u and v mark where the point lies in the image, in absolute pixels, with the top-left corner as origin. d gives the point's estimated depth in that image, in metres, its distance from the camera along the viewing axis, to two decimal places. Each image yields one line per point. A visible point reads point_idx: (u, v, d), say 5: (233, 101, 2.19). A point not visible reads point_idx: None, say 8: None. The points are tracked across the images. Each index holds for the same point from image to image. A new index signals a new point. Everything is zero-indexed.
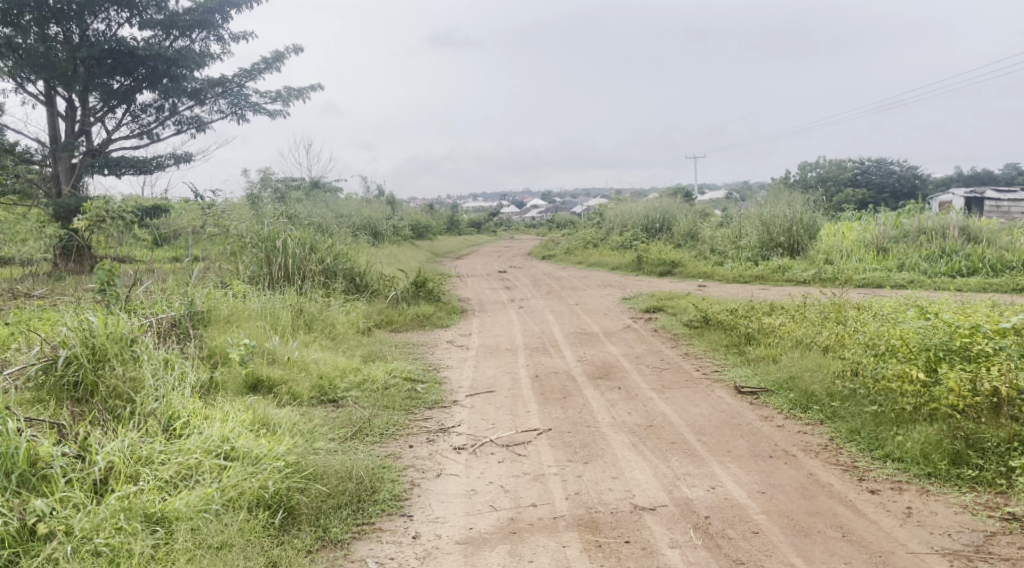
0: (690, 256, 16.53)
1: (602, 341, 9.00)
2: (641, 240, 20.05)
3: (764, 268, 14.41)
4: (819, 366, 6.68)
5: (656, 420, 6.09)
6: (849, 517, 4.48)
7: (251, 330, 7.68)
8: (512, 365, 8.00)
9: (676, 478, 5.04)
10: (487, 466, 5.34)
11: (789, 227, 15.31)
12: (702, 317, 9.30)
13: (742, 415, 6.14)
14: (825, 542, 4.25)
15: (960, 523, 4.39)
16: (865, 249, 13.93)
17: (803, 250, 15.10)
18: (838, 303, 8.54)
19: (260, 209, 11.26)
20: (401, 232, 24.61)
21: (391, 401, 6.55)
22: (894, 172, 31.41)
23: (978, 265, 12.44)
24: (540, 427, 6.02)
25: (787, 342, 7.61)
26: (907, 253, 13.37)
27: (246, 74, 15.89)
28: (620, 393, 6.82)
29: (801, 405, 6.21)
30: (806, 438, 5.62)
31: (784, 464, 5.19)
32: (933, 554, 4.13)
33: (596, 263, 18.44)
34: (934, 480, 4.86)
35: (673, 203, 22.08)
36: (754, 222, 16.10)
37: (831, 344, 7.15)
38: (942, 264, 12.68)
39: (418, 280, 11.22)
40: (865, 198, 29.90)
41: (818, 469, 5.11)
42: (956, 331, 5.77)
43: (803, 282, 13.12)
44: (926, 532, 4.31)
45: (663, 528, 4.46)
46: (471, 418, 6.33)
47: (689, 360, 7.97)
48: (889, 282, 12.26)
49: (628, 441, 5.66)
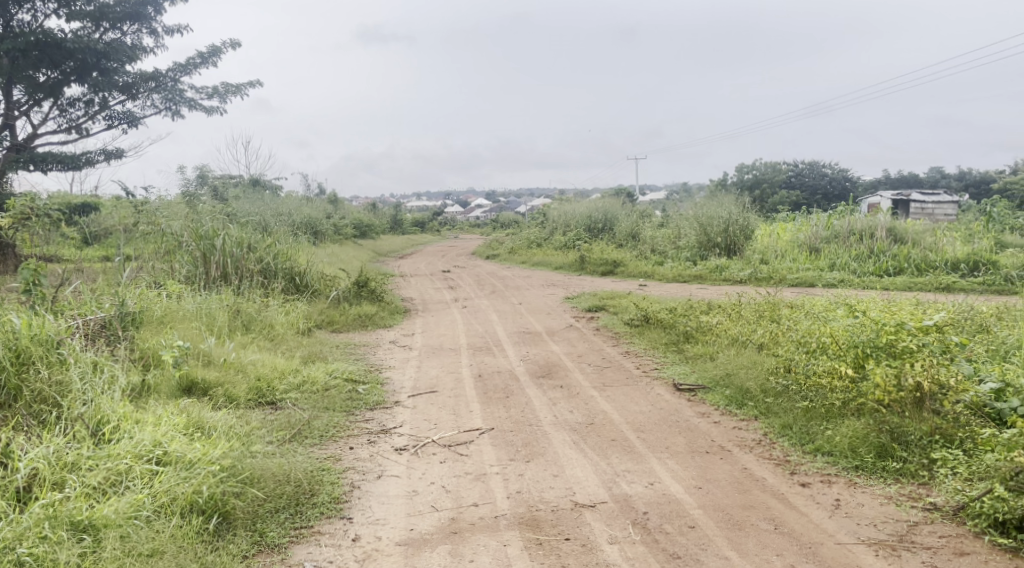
0: (631, 256, 16.78)
1: (545, 340, 9.07)
2: (584, 240, 20.25)
3: (702, 267, 14.72)
4: (754, 363, 6.83)
5: (597, 418, 6.17)
6: (780, 510, 4.60)
7: (186, 331, 7.48)
8: (455, 365, 7.99)
9: (616, 475, 5.11)
10: (429, 467, 5.33)
11: (725, 228, 15.68)
12: (643, 316, 9.45)
13: (680, 412, 6.26)
14: (758, 534, 4.35)
15: (886, 513, 4.49)
16: (798, 250, 14.38)
17: (739, 250, 15.48)
18: (772, 302, 8.77)
19: (197, 206, 10.99)
20: (343, 231, 24.36)
21: (331, 403, 6.47)
22: (825, 174, 32.48)
23: (905, 264, 12.92)
24: (482, 427, 6.03)
25: (724, 341, 7.80)
26: (838, 252, 13.82)
27: (180, 68, 15.47)
28: (562, 392, 6.88)
29: (737, 401, 6.37)
30: (742, 434, 5.77)
31: (720, 459, 5.32)
32: (859, 544, 4.23)
33: (540, 263, 18.55)
34: (861, 473, 5.03)
35: (614, 203, 22.32)
36: (693, 222, 16.44)
37: (766, 342, 7.33)
38: (871, 264, 13.14)
39: (360, 280, 11.09)
40: (799, 200, 30.83)
41: (752, 463, 5.25)
42: (883, 328, 5.99)
43: (740, 281, 13.45)
44: (854, 523, 4.42)
45: (603, 525, 4.52)
46: (413, 418, 6.31)
47: (630, 358, 8.10)
48: (820, 281, 12.65)
49: (570, 439, 5.72)
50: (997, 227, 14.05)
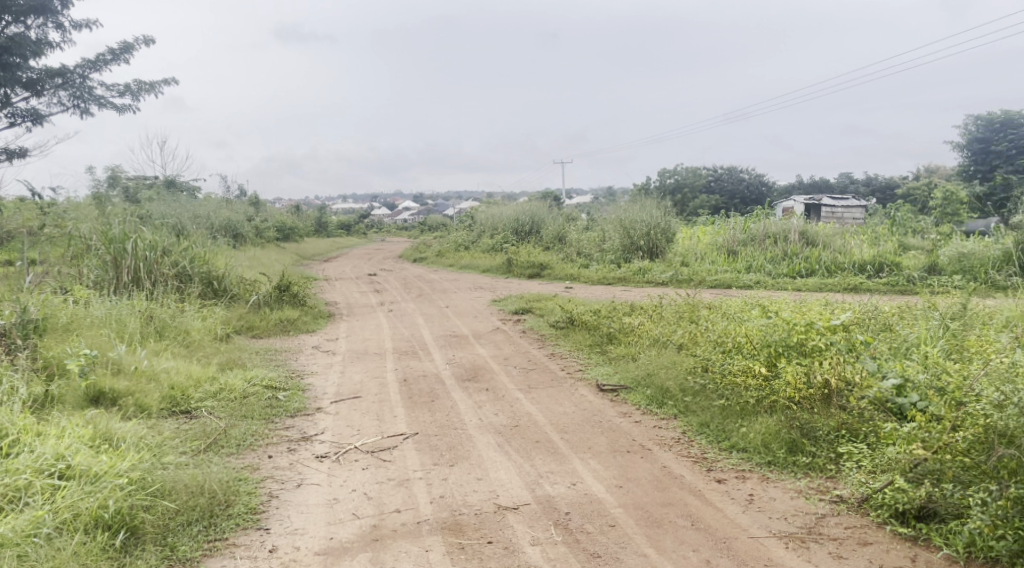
0: (557, 259, 16.93)
1: (471, 343, 9.06)
2: (512, 243, 20.32)
3: (626, 270, 14.99)
4: (673, 363, 6.96)
5: (521, 420, 6.20)
6: (697, 506, 4.71)
7: (94, 338, 7.17)
8: (379, 369, 7.90)
9: (539, 476, 5.15)
10: (350, 474, 5.25)
11: (648, 231, 16.01)
12: (568, 318, 9.54)
13: (603, 412, 6.36)
14: (675, 531, 4.44)
15: (796, 507, 4.59)
16: (717, 252, 14.80)
17: (661, 253, 15.82)
18: (691, 303, 8.99)
19: (108, 208, 10.56)
20: (265, 234, 23.79)
21: (250, 411, 6.31)
22: (743, 179, 33.47)
23: (816, 266, 13.45)
24: (406, 432, 5.98)
25: (646, 341, 7.96)
26: (754, 255, 14.29)
27: (89, 64, 14.84)
28: (487, 394, 6.89)
29: (657, 400, 6.52)
30: (662, 432, 5.90)
31: (641, 458, 5.42)
32: (770, 537, 4.30)
33: (467, 266, 18.53)
34: (773, 468, 5.20)
35: (541, 207, 22.47)
36: (616, 226, 16.71)
37: (685, 342, 7.50)
38: (785, 266, 13.63)
39: (281, 284, 10.85)
40: (719, 204, 31.71)
41: (670, 461, 5.37)
42: (794, 327, 6.24)
43: (662, 284, 13.75)
44: (766, 516, 4.52)
45: (525, 526, 4.54)
46: (335, 424, 6.21)
47: (555, 359, 8.17)
48: (737, 283, 13.06)
49: (494, 442, 5.73)
50: (900, 231, 14.74)
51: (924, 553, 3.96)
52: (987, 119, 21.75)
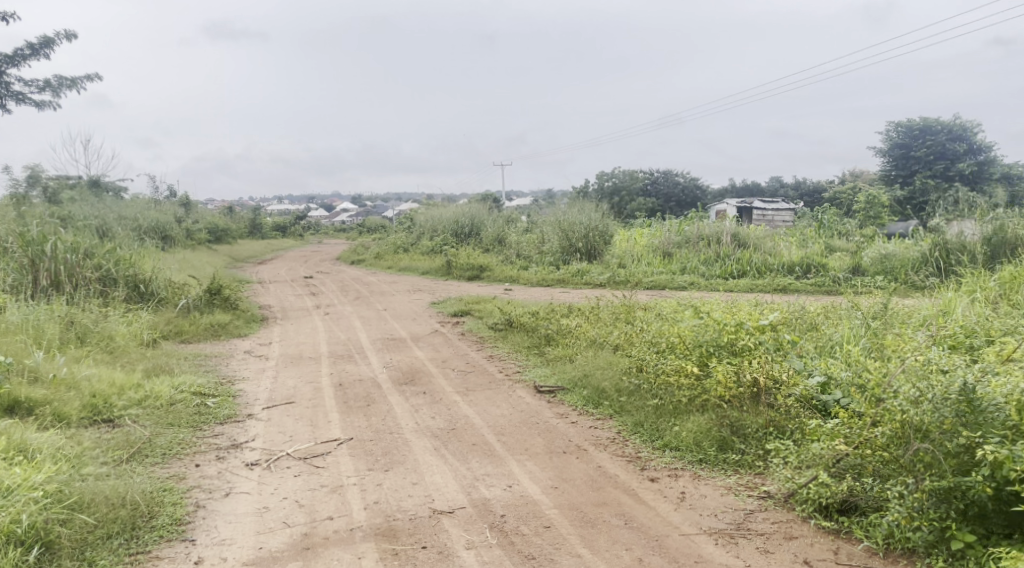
0: (496, 261, 16.94)
1: (409, 346, 8.99)
2: (450, 245, 20.25)
3: (564, 272, 15.09)
4: (609, 364, 7.04)
5: (458, 423, 6.17)
6: (631, 506, 4.75)
7: (9, 345, 6.85)
8: (314, 374, 7.76)
9: (475, 479, 5.13)
10: (282, 481, 5.14)
11: (586, 233, 16.16)
12: (506, 320, 9.55)
13: (539, 414, 6.37)
14: (609, 531, 4.47)
15: (726, 504, 4.68)
16: (653, 254, 15.03)
17: (599, 255, 15.99)
18: (628, 304, 9.10)
19: (25, 209, 10.11)
20: (196, 236, 23.15)
21: (177, 419, 6.11)
22: (678, 183, 34.10)
23: (747, 268, 13.78)
24: (340, 437, 5.88)
25: (583, 343, 8.03)
26: (689, 256, 14.56)
27: (5, 58, 14.21)
28: (424, 398, 6.84)
29: (593, 401, 6.58)
30: (597, 432, 5.95)
31: (576, 459, 5.45)
32: (701, 534, 4.37)
33: (406, 268, 18.38)
34: (704, 466, 5.30)
35: (480, 208, 22.44)
36: (555, 228, 16.81)
37: (621, 343, 7.59)
38: (718, 267, 13.93)
39: (212, 287, 10.56)
40: (655, 207, 32.26)
41: (605, 461, 5.41)
42: (724, 327, 6.38)
43: (599, 285, 13.89)
44: (697, 514, 4.59)
45: (460, 530, 4.51)
46: (267, 431, 6.06)
47: (493, 361, 8.16)
48: (672, 284, 13.29)
49: (431, 446, 5.69)
50: (827, 233, 15.22)
51: (846, 545, 4.05)
52: (907, 125, 22.66)
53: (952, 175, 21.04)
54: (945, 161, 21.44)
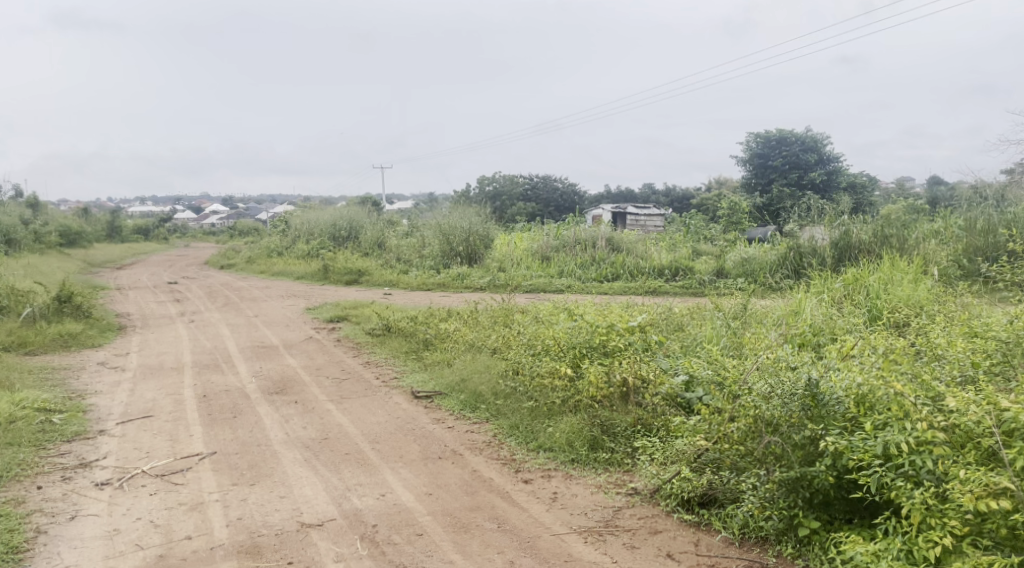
0: (375, 265, 16.67)
1: (281, 354, 8.68)
2: (328, 249, 19.76)
3: (444, 275, 15.05)
4: (486, 368, 7.07)
5: (331, 432, 6.00)
6: (504, 509, 4.76)
7: None
8: (176, 385, 7.35)
9: (347, 489, 4.99)
10: (136, 500, 4.82)
11: (466, 237, 16.18)
12: (384, 325, 9.39)
13: (415, 420, 6.30)
14: (482, 535, 4.45)
15: (596, 502, 4.77)
16: (532, 258, 15.24)
17: (479, 258, 16.04)
18: (506, 308, 9.16)
19: None
20: (47, 239, 21.49)
21: (16, 438, 5.62)
22: (556, 188, 34.81)
23: (621, 271, 14.20)
24: (203, 452, 5.59)
25: (461, 347, 8.01)
26: (566, 260, 14.86)
27: None
28: (296, 407, 6.61)
29: (470, 405, 6.56)
30: (473, 436, 5.94)
31: (451, 464, 5.41)
32: (571, 533, 4.42)
33: (280, 272, 17.78)
34: (576, 465, 5.38)
35: (358, 211, 22.04)
36: (435, 232, 16.74)
37: (498, 347, 7.62)
38: (593, 271, 14.29)
39: (62, 295, 9.81)
40: (535, 212, 32.84)
41: (480, 465, 5.40)
42: (596, 329, 6.53)
43: (479, 289, 13.94)
44: (568, 513, 4.65)
45: (329, 543, 4.37)
46: (121, 448, 5.68)
47: (369, 368, 8.01)
48: (550, 287, 13.51)
49: (300, 457, 5.49)
50: (694, 238, 15.92)
51: (705, 537, 4.22)
52: (765, 136, 24.12)
53: (805, 183, 22.56)
54: (799, 170, 22.95)
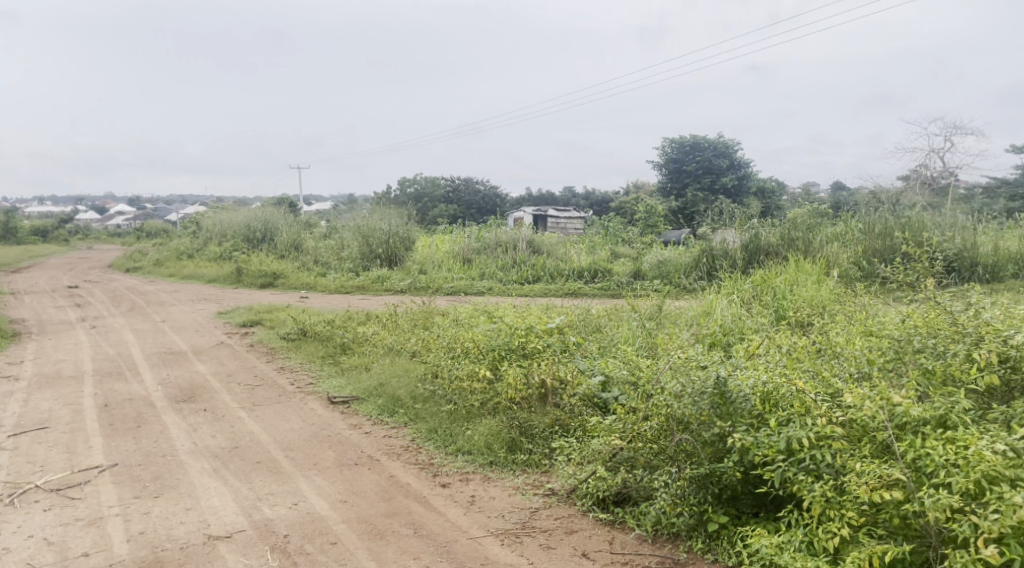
0: (292, 267, 16.29)
1: (190, 360, 8.36)
2: (242, 251, 19.20)
3: (364, 278, 14.83)
4: (405, 372, 6.99)
5: (241, 440, 5.81)
6: (421, 514, 4.70)
7: None
8: (75, 395, 6.98)
9: (257, 499, 4.84)
10: (28, 518, 4.55)
11: (386, 239, 16.00)
12: (299, 329, 9.16)
13: (331, 425, 6.17)
14: (397, 541, 4.38)
15: (513, 504, 4.77)
16: (453, 260, 15.18)
17: (399, 261, 15.88)
18: (425, 310, 9.08)
19: None
20: None
21: None
22: (478, 190, 34.85)
23: (541, 273, 14.30)
24: (103, 464, 5.32)
25: (379, 350, 7.89)
26: (487, 262, 14.86)
27: None
28: (205, 415, 6.37)
29: (388, 409, 6.46)
30: (390, 441, 5.85)
31: (367, 470, 5.32)
32: (488, 536, 4.41)
33: (191, 275, 17.16)
34: (494, 468, 5.37)
35: (275, 212, 21.51)
36: (354, 233, 16.49)
37: (417, 350, 7.54)
38: (514, 273, 14.33)
39: None
40: (456, 214, 32.76)
41: (397, 471, 5.33)
42: (515, 332, 6.54)
43: (399, 291, 13.79)
44: (485, 516, 4.64)
45: (237, 555, 4.23)
46: (12, 462, 5.35)
47: (284, 373, 7.80)
48: (471, 289, 13.49)
49: (209, 467, 5.30)
50: (613, 240, 16.17)
51: (619, 535, 4.27)
52: (679, 142, 24.78)
53: (717, 188, 23.25)
54: (712, 175, 23.64)
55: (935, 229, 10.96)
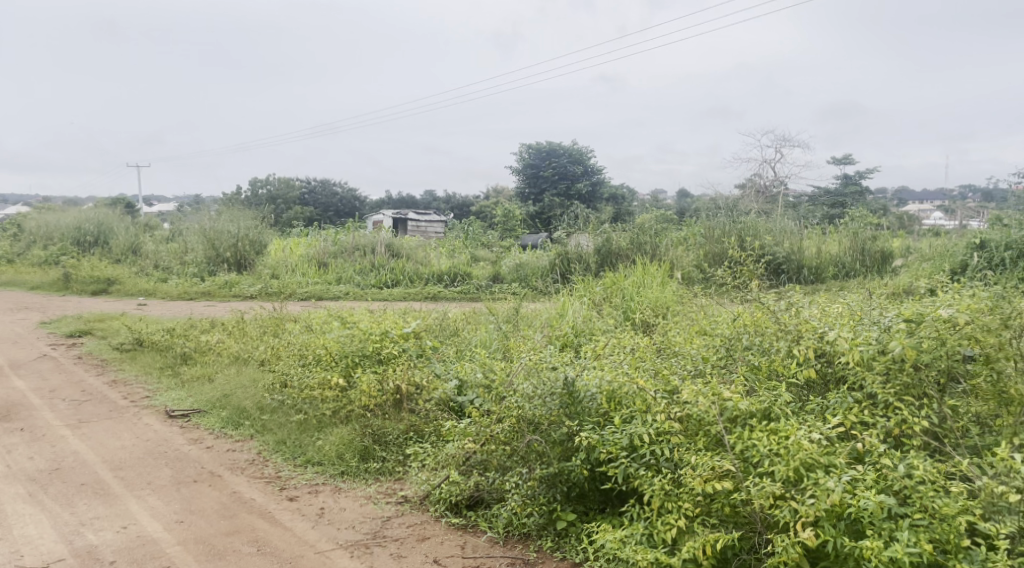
0: (130, 273, 15.21)
1: (5, 375, 7.59)
2: (72, 255, 17.71)
3: (210, 283, 14.07)
4: (252, 382, 6.68)
5: (64, 461, 5.34)
6: (265, 530, 4.50)
7: None
8: None
9: (81, 525, 4.46)
10: None
11: (235, 242, 15.26)
12: (135, 339, 8.55)
13: (169, 441, 5.79)
14: (239, 560, 4.17)
15: (364, 514, 4.66)
16: (307, 264, 14.71)
17: (249, 265, 15.20)
18: (275, 317, 8.72)
19: None
20: None
21: None
22: (335, 193, 34.07)
23: (401, 277, 14.02)
24: None
25: (224, 360, 7.51)
26: (344, 266, 14.50)
27: None
28: (22, 436, 5.81)
29: (233, 422, 6.15)
30: (235, 455, 5.58)
31: (208, 487, 5.04)
32: (337, 549, 4.28)
33: (11, 282, 15.64)
34: (346, 477, 5.23)
35: (110, 213, 20.02)
36: (200, 236, 15.63)
37: (265, 358, 7.22)
38: (373, 277, 13.99)
39: None
40: (312, 216, 31.83)
41: (241, 486, 5.08)
42: (369, 337, 6.40)
43: (249, 297, 13.20)
44: (334, 528, 4.50)
45: None
46: None
47: (116, 388, 7.21)
48: (327, 294, 13.12)
49: (24, 492, 4.83)
50: (471, 243, 16.24)
51: (471, 538, 4.27)
52: (536, 148, 25.36)
53: (572, 193, 23.91)
54: (567, 181, 24.29)
55: (767, 234, 11.78)
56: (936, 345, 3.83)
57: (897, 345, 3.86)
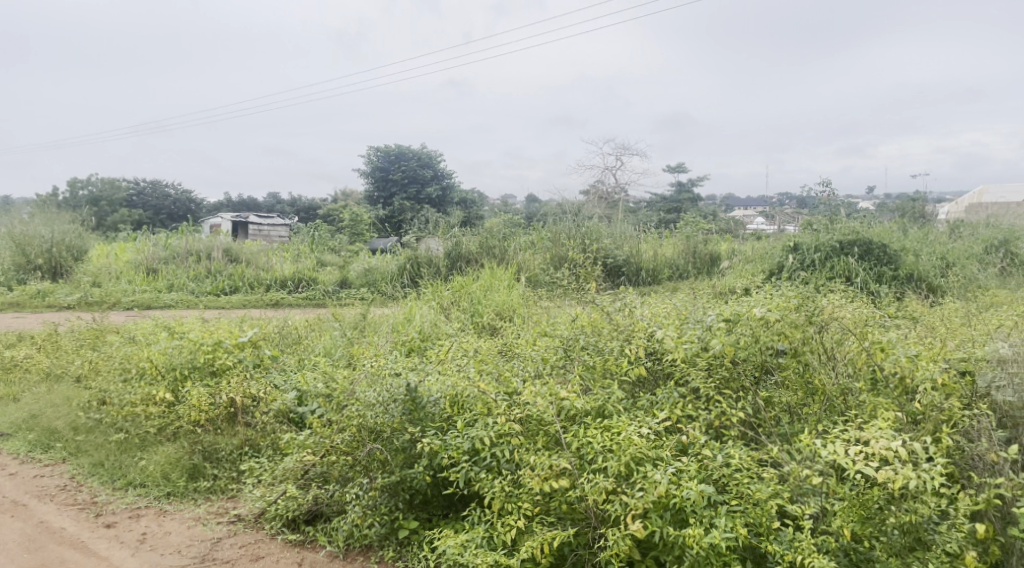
0: None
1: None
2: None
3: (20, 293, 12.79)
4: (65, 400, 6.10)
5: None
6: (76, 563, 4.12)
7: None
8: None
9: None
10: None
11: (49, 248, 13.96)
12: None
13: None
14: None
15: (192, 537, 4.38)
16: (134, 271, 13.71)
17: (66, 273, 13.96)
18: (96, 328, 8.03)
19: None
20: None
21: None
22: (168, 195, 32.03)
23: (239, 283, 13.39)
24: None
25: (33, 377, 6.83)
26: (176, 272, 13.62)
27: None
28: None
29: (42, 444, 5.67)
30: (43, 481, 5.09)
31: (10, 518, 4.56)
32: None
33: None
34: (172, 499, 4.91)
35: None
36: (7, 241, 14.17)
37: (82, 374, 6.62)
38: (208, 284, 13.24)
39: None
40: (141, 219, 29.74)
41: (50, 515, 4.63)
42: (200, 347, 5.97)
43: (67, 307, 12.10)
44: (157, 555, 4.20)
45: None
46: None
47: None
48: (157, 302, 12.27)
49: None
50: (317, 247, 15.75)
51: (310, 554, 4.13)
52: (384, 152, 25.07)
53: (422, 197, 23.79)
54: (416, 185, 24.14)
55: (608, 238, 12.25)
56: (751, 342, 4.11)
57: (717, 342, 4.12)
